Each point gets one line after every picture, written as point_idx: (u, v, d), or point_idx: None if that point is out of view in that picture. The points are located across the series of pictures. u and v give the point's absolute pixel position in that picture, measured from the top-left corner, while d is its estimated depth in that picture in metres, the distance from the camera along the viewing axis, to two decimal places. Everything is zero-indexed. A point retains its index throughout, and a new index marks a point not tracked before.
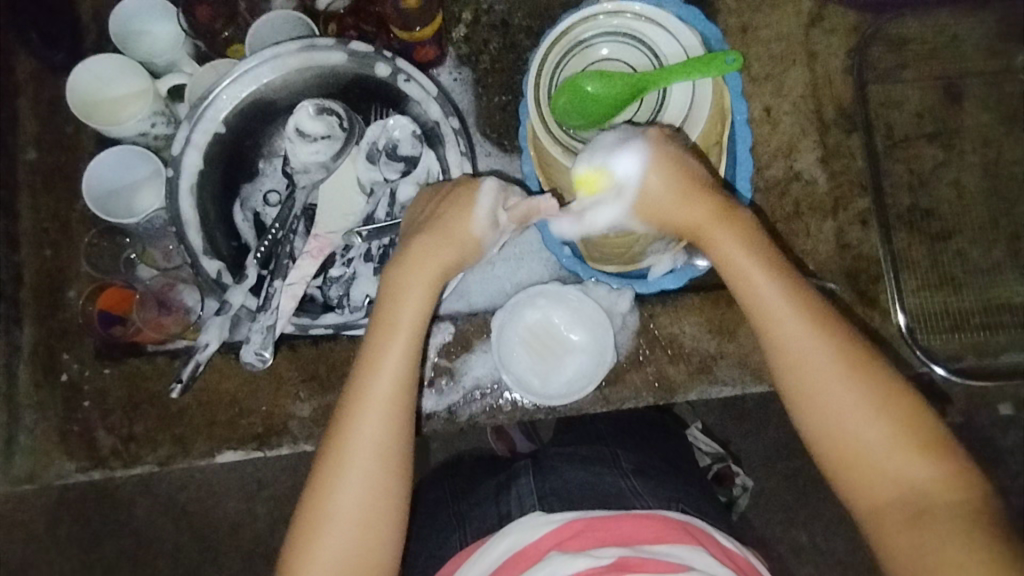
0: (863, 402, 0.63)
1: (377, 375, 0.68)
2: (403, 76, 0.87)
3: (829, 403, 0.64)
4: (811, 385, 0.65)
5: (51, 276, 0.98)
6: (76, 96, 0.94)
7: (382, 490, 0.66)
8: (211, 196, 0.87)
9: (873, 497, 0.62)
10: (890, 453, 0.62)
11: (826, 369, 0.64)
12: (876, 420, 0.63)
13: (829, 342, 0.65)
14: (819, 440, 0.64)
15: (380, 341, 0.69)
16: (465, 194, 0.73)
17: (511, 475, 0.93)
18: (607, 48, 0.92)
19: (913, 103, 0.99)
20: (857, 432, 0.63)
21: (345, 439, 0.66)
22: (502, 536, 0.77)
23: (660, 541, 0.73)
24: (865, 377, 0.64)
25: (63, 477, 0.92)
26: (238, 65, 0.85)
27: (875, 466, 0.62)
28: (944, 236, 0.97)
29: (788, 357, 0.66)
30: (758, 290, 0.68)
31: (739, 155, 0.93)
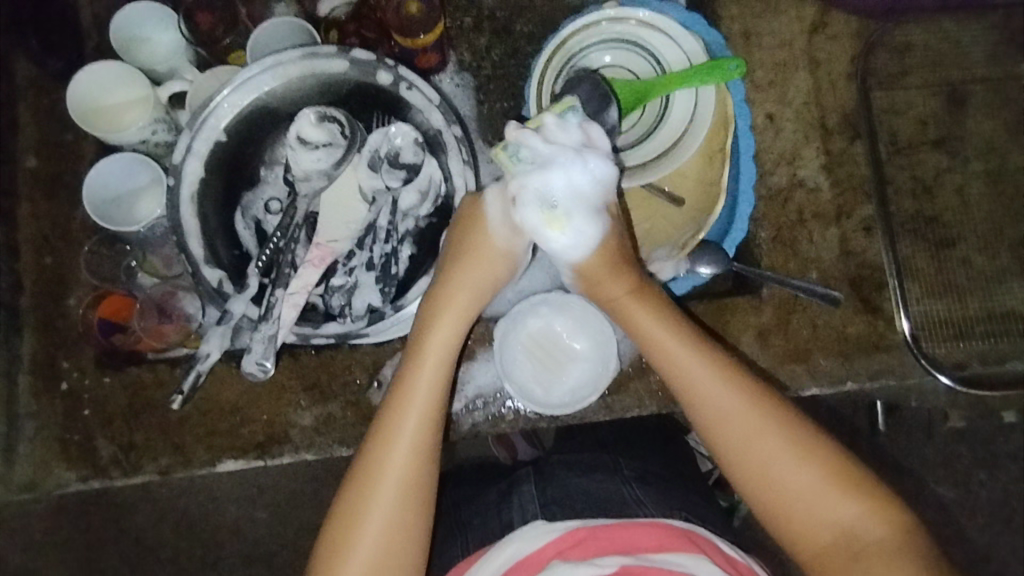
0: (800, 461, 0.69)
1: (405, 417, 0.71)
2: (405, 83, 0.87)
3: (761, 466, 0.70)
4: (748, 453, 0.70)
5: (51, 284, 0.97)
6: (78, 103, 0.94)
7: (404, 522, 0.69)
8: (212, 204, 0.86)
9: (810, 548, 0.69)
10: (799, 491, 0.68)
11: (751, 437, 0.71)
12: (812, 476, 0.69)
13: (749, 404, 0.71)
14: (762, 502, 0.70)
15: (409, 377, 0.72)
16: (487, 214, 0.75)
17: (518, 480, 0.94)
18: (609, 55, 0.92)
19: (916, 110, 0.99)
20: (791, 484, 0.69)
21: (376, 472, 0.70)
22: (503, 545, 0.77)
23: (661, 550, 0.72)
24: (790, 439, 0.70)
25: (62, 486, 0.92)
26: (239, 73, 0.85)
27: (814, 522, 0.68)
28: (948, 243, 0.96)
29: (716, 427, 0.72)
30: (681, 365, 0.73)
31: (741, 162, 0.93)
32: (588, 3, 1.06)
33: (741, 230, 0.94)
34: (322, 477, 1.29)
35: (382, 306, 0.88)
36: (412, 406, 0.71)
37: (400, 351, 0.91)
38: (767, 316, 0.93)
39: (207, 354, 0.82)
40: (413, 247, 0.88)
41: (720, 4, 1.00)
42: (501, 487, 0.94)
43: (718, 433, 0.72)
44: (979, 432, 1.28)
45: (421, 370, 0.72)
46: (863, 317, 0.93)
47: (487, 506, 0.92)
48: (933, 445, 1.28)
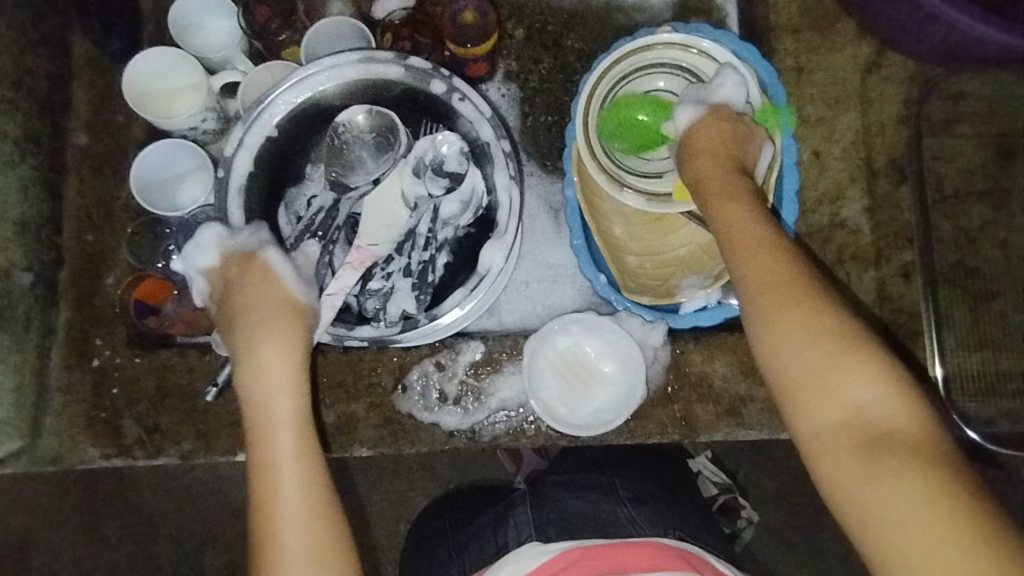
0: (825, 342, 0.58)
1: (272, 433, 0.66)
2: (458, 94, 0.86)
3: (787, 335, 0.60)
4: (772, 321, 0.61)
5: (90, 261, 0.99)
6: (132, 83, 0.95)
7: (320, 523, 0.62)
8: (257, 198, 0.86)
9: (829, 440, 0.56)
10: (835, 383, 0.57)
11: (792, 309, 0.60)
12: (845, 363, 0.57)
13: (797, 289, 0.62)
14: (784, 381, 0.59)
15: (265, 423, 0.66)
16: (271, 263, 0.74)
17: (511, 503, 0.94)
18: (662, 80, 0.93)
19: (965, 159, 0.98)
20: (818, 372, 0.58)
21: (266, 538, 0.61)
22: (499, 567, 0.77)
23: (655, 570, 0.72)
24: (830, 314, 0.60)
25: (84, 461, 0.93)
26: (296, 71, 0.85)
27: (841, 402, 0.57)
28: (987, 296, 0.95)
29: (755, 290, 0.63)
30: (738, 229, 0.67)
31: (785, 197, 0.93)
32: (643, 25, 1.06)
33: None
34: None
35: (416, 313, 0.87)
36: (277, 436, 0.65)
37: (428, 357, 0.94)
38: None
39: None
40: (450, 255, 0.89)
41: (775, 37, 1.00)
42: (496, 510, 0.95)
43: (756, 307, 0.63)
44: None
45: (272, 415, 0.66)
46: (893, 363, 0.93)
47: (484, 526, 0.93)
48: None
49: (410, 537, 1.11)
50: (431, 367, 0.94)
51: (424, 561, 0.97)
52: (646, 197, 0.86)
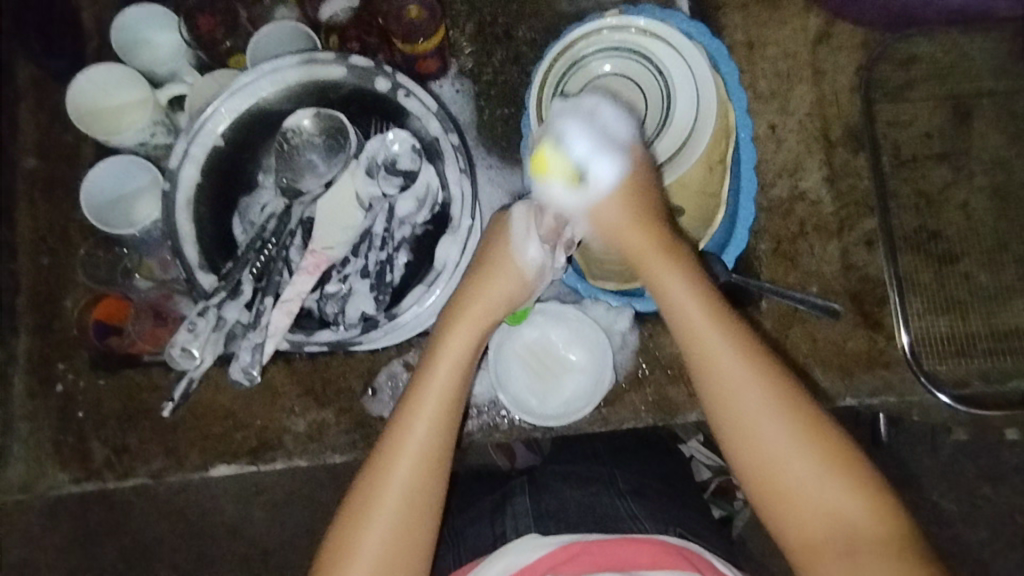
0: (781, 419, 0.64)
1: (419, 419, 0.68)
2: (403, 91, 0.86)
3: (761, 432, 0.64)
4: (752, 433, 0.64)
5: (49, 285, 0.97)
6: (76, 103, 0.93)
7: (409, 528, 0.66)
8: (208, 209, 0.86)
9: (790, 525, 0.63)
10: (790, 463, 0.63)
11: (762, 412, 0.64)
12: (811, 455, 0.63)
13: (763, 386, 0.64)
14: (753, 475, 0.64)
15: (414, 400, 0.69)
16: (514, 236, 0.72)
17: (510, 493, 0.93)
18: (610, 64, 0.90)
19: (920, 123, 0.98)
20: (776, 449, 0.63)
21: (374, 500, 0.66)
22: (496, 557, 0.75)
23: (655, 567, 0.70)
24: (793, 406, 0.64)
25: (55, 487, 0.92)
26: (237, 78, 0.85)
27: (803, 498, 0.62)
28: (951, 258, 0.95)
29: (720, 400, 0.65)
30: (701, 334, 0.66)
31: (744, 170, 0.93)
32: (592, 10, 1.05)
33: (739, 242, 0.94)
34: (317, 478, 1.28)
35: (376, 314, 0.86)
36: (421, 413, 0.68)
37: (396, 358, 0.92)
38: (766, 328, 0.93)
39: (200, 351, 0.81)
40: (409, 255, 0.87)
41: (723, 14, 1.00)
42: (496, 497, 0.95)
43: (722, 401, 0.65)
44: (982, 446, 1.27)
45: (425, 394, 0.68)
46: (863, 331, 0.92)
47: (482, 515, 0.92)
48: (935, 457, 1.26)
49: None
50: (399, 369, 0.92)
51: None
52: None
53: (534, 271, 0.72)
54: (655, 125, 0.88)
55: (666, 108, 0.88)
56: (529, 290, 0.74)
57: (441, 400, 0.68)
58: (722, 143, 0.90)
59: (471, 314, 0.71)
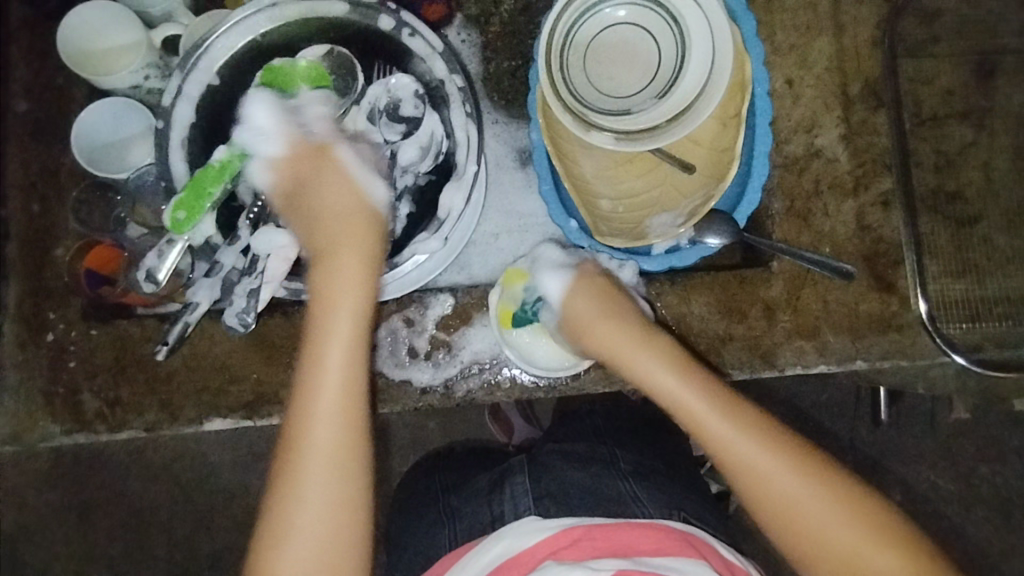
0: (803, 479, 0.63)
1: (325, 387, 0.64)
2: (408, 30, 0.82)
3: (769, 483, 0.63)
4: (777, 486, 0.63)
5: (40, 233, 0.94)
6: (66, 40, 0.90)
7: (345, 494, 0.63)
8: (200, 150, 0.81)
9: (818, 562, 0.62)
10: (828, 526, 0.62)
11: (779, 466, 0.63)
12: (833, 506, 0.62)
13: (763, 438, 0.64)
14: (779, 527, 0.63)
15: (313, 367, 0.65)
16: (333, 159, 0.71)
17: (508, 470, 0.90)
18: (624, 10, 0.85)
19: (943, 81, 0.94)
20: (816, 514, 0.62)
21: (298, 473, 0.62)
22: (495, 541, 0.74)
23: (658, 554, 0.69)
24: (794, 449, 0.64)
25: (46, 439, 0.90)
26: (234, 13, 0.81)
27: (838, 544, 0.61)
28: (969, 221, 0.92)
29: (731, 464, 0.65)
30: (698, 409, 0.66)
31: (760, 125, 0.89)
32: None
33: (752, 202, 0.91)
34: None
35: None
36: (326, 379, 0.65)
37: (395, 313, 0.91)
38: (776, 289, 0.90)
39: (164, 259, 0.74)
40: (412, 205, 0.85)
41: None
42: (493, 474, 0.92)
43: (744, 468, 0.64)
44: (983, 422, 1.25)
45: (320, 353, 0.65)
46: (877, 295, 0.90)
47: (478, 492, 0.90)
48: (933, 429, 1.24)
49: (397, 497, 1.08)
50: (399, 324, 0.91)
51: (406, 528, 0.95)
52: (615, 136, 0.82)
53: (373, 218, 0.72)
54: (669, 73, 0.84)
55: (682, 55, 0.84)
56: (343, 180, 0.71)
57: (347, 355, 0.65)
58: (738, 96, 0.86)
59: (332, 286, 0.67)
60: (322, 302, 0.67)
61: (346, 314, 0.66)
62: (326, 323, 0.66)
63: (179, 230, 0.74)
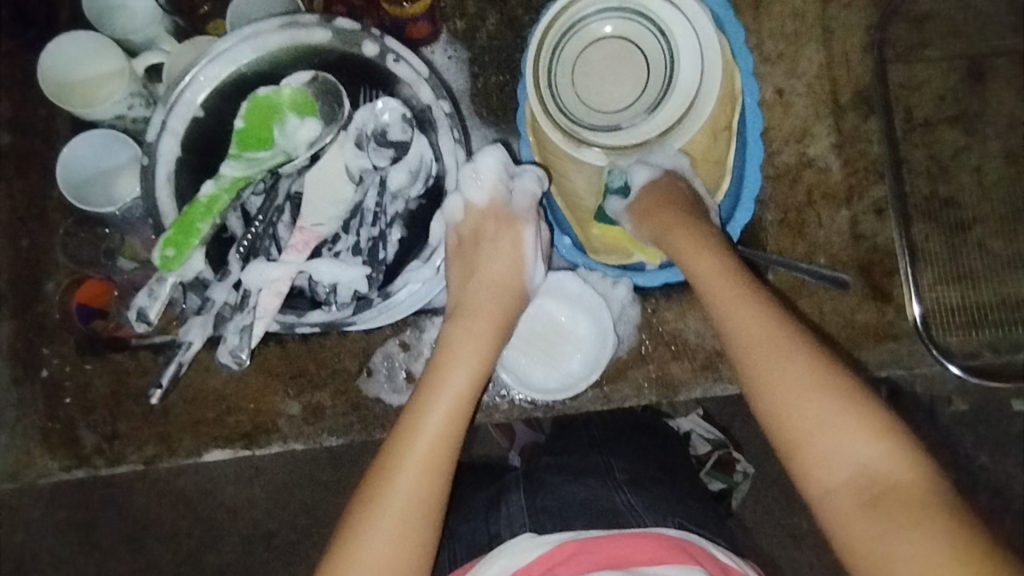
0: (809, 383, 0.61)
1: (423, 429, 0.68)
2: (393, 56, 0.82)
3: (782, 395, 0.61)
4: (769, 379, 0.62)
5: (30, 268, 0.94)
6: (47, 70, 0.88)
7: (415, 524, 0.65)
8: (189, 185, 0.81)
9: (808, 482, 0.59)
10: (826, 430, 0.59)
11: (800, 375, 0.61)
12: (856, 430, 0.58)
13: (798, 353, 0.62)
14: (775, 431, 0.62)
15: (424, 406, 0.70)
16: (515, 218, 0.78)
17: (505, 489, 0.91)
18: (610, 25, 0.84)
19: (934, 85, 0.94)
20: (808, 412, 0.60)
21: (382, 496, 0.66)
22: (491, 559, 0.73)
23: (654, 563, 0.69)
24: (823, 368, 0.61)
25: (45, 475, 0.90)
26: (215, 44, 0.80)
27: (830, 455, 0.58)
28: (963, 227, 0.92)
29: (743, 349, 0.65)
30: (723, 295, 0.68)
31: (750, 141, 0.88)
32: None
33: (746, 211, 0.89)
34: (314, 460, 1.26)
35: (369, 292, 0.83)
36: (431, 415, 0.69)
37: (392, 337, 0.90)
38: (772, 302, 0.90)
39: (156, 297, 0.76)
40: (403, 230, 0.84)
41: None
42: (491, 492, 0.93)
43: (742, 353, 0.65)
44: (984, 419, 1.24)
45: (436, 397, 0.70)
46: (872, 304, 0.90)
47: (477, 512, 0.90)
48: (938, 431, 1.20)
49: None
50: (395, 348, 0.90)
51: None
52: (606, 152, 0.84)
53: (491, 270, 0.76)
54: (659, 88, 0.84)
55: (671, 70, 0.83)
56: (492, 221, 0.78)
57: (451, 409, 0.69)
58: (727, 109, 0.86)
59: (462, 340, 0.73)
60: (448, 353, 0.72)
61: (467, 372, 0.71)
62: (449, 370, 0.71)
63: (168, 267, 0.76)
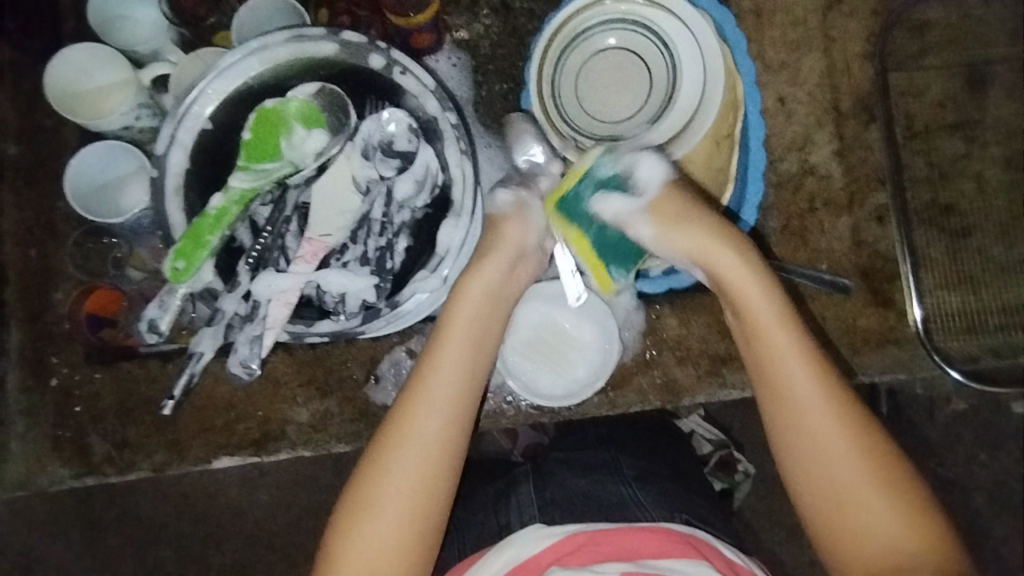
0: (863, 470, 0.64)
1: (437, 373, 0.70)
2: (399, 68, 0.82)
3: (829, 472, 0.64)
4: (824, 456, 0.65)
5: (39, 277, 0.94)
6: (53, 84, 0.89)
7: (430, 467, 0.67)
8: (199, 197, 0.82)
9: (842, 551, 0.63)
10: (870, 515, 0.63)
11: (846, 450, 0.64)
12: (891, 506, 0.62)
13: (845, 430, 0.65)
14: (820, 502, 0.65)
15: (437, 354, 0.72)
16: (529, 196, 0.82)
17: (514, 481, 0.91)
18: (613, 37, 0.85)
19: (934, 93, 0.95)
20: (859, 495, 0.63)
21: (398, 443, 0.68)
22: (502, 548, 0.74)
23: (662, 555, 0.70)
24: (877, 456, 0.64)
25: (56, 483, 0.91)
26: (223, 58, 0.80)
27: (872, 534, 0.62)
28: (963, 233, 0.93)
29: (799, 420, 0.66)
30: (787, 368, 0.68)
31: (751, 146, 0.90)
32: None
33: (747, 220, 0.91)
34: (318, 464, 1.27)
35: (377, 302, 0.84)
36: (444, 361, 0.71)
37: (399, 345, 0.91)
38: None
39: (167, 310, 0.78)
40: (410, 239, 0.84)
41: None
42: (498, 487, 0.93)
43: (797, 424, 0.67)
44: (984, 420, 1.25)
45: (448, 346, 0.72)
46: (874, 309, 0.91)
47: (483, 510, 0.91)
48: (937, 430, 1.21)
49: None
50: (402, 356, 0.90)
51: None
52: None
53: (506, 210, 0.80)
54: (661, 98, 0.84)
55: (673, 80, 0.84)
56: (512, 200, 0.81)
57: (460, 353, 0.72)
58: (730, 116, 0.86)
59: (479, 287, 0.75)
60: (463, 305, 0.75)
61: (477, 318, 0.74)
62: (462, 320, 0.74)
63: (177, 279, 0.77)
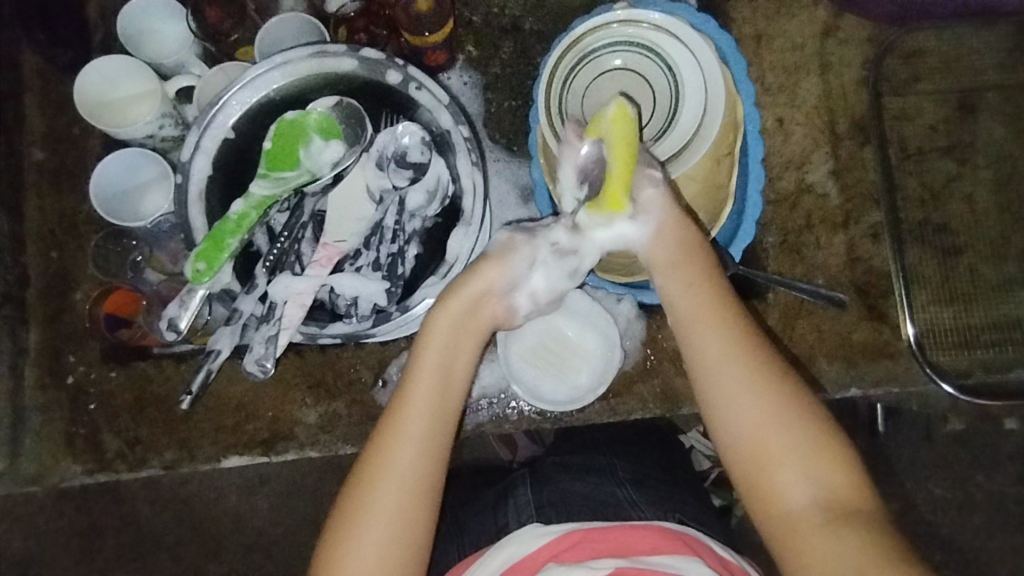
0: (773, 409, 0.63)
1: (396, 450, 0.65)
2: (414, 84, 0.87)
3: (744, 418, 0.63)
4: (734, 402, 0.63)
5: (59, 277, 0.98)
6: (83, 94, 0.93)
7: (399, 552, 0.64)
8: (220, 201, 0.85)
9: (766, 500, 0.62)
10: (788, 459, 0.62)
11: (755, 394, 0.63)
12: (805, 449, 0.62)
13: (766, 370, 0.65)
14: (739, 452, 0.63)
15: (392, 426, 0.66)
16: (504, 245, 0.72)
17: (512, 484, 0.93)
18: (619, 58, 0.89)
19: (926, 117, 0.99)
20: (776, 438, 0.62)
21: (359, 520, 0.64)
22: (500, 546, 0.76)
23: (656, 552, 0.71)
24: (790, 395, 0.63)
25: (68, 479, 0.93)
26: (248, 71, 0.84)
27: (790, 478, 0.61)
28: (955, 251, 0.96)
29: (706, 366, 0.65)
30: (697, 314, 0.67)
31: (750, 164, 0.93)
32: (600, 3, 1.04)
33: (747, 235, 0.94)
34: (320, 472, 1.28)
35: (388, 306, 0.87)
36: (403, 432, 0.66)
37: (406, 350, 0.93)
38: (772, 320, 0.94)
39: (187, 310, 0.81)
40: (420, 247, 0.87)
41: (732, 7, 0.99)
42: (497, 490, 0.95)
43: (707, 370, 0.65)
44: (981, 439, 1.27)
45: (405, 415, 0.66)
46: (868, 323, 0.94)
47: (483, 512, 0.92)
48: (932, 447, 1.23)
49: None
50: (409, 360, 0.93)
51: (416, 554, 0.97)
52: None
53: (494, 249, 0.72)
54: (664, 117, 0.87)
55: (677, 100, 0.87)
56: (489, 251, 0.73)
57: (420, 422, 0.66)
58: (730, 135, 0.90)
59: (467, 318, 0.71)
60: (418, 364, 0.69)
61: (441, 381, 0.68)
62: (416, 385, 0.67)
63: (198, 280, 0.80)
